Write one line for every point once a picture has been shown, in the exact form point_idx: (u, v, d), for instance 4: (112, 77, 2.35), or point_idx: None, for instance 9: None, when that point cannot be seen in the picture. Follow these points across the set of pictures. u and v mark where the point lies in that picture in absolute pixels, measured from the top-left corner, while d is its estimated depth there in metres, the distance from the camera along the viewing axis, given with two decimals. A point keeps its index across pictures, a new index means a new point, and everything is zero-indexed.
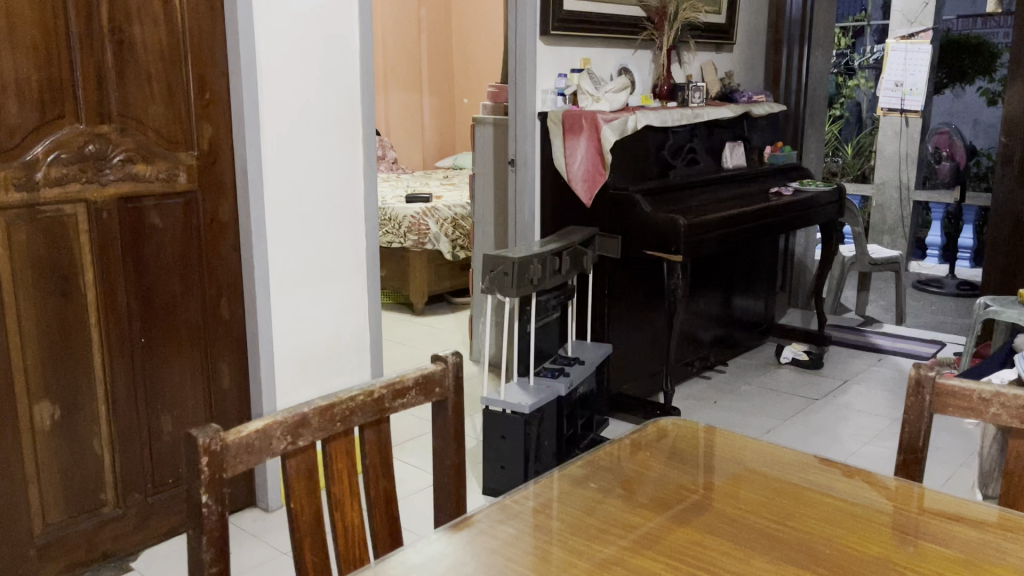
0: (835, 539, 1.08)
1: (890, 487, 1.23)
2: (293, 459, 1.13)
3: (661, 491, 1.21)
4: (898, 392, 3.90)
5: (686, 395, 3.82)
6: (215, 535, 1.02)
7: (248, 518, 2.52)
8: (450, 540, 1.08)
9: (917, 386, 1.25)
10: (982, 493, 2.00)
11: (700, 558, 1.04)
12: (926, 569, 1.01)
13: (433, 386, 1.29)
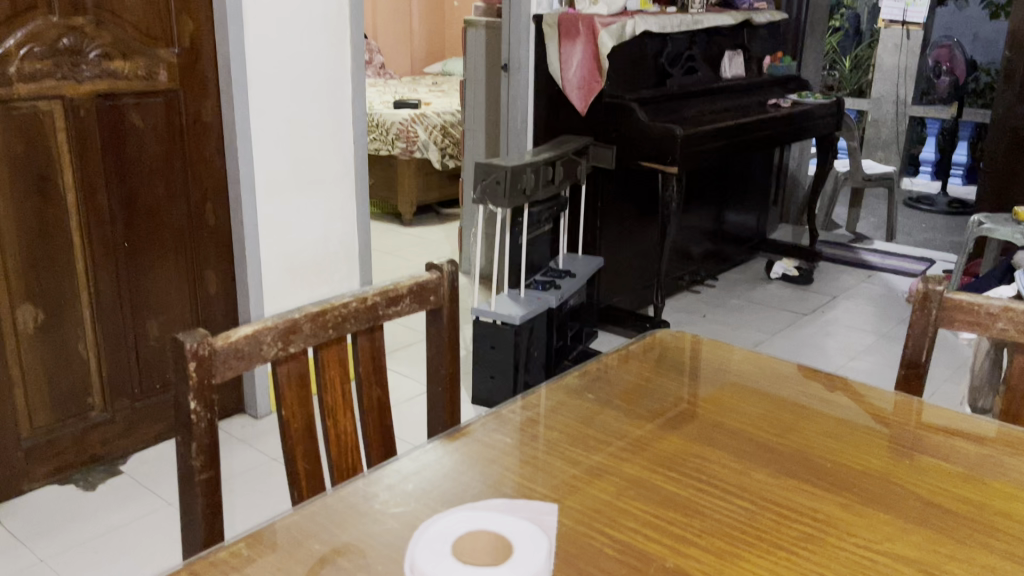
0: (836, 453, 1.07)
1: (889, 401, 1.22)
2: (284, 366, 1.10)
3: (660, 403, 1.20)
4: (886, 308, 3.91)
5: (676, 309, 3.82)
6: (205, 442, 1.00)
7: (237, 424, 2.51)
8: (446, 449, 1.06)
9: (924, 300, 1.22)
10: (971, 407, 2.01)
11: (699, 469, 1.02)
12: (926, 483, 1.00)
13: (428, 295, 1.26)
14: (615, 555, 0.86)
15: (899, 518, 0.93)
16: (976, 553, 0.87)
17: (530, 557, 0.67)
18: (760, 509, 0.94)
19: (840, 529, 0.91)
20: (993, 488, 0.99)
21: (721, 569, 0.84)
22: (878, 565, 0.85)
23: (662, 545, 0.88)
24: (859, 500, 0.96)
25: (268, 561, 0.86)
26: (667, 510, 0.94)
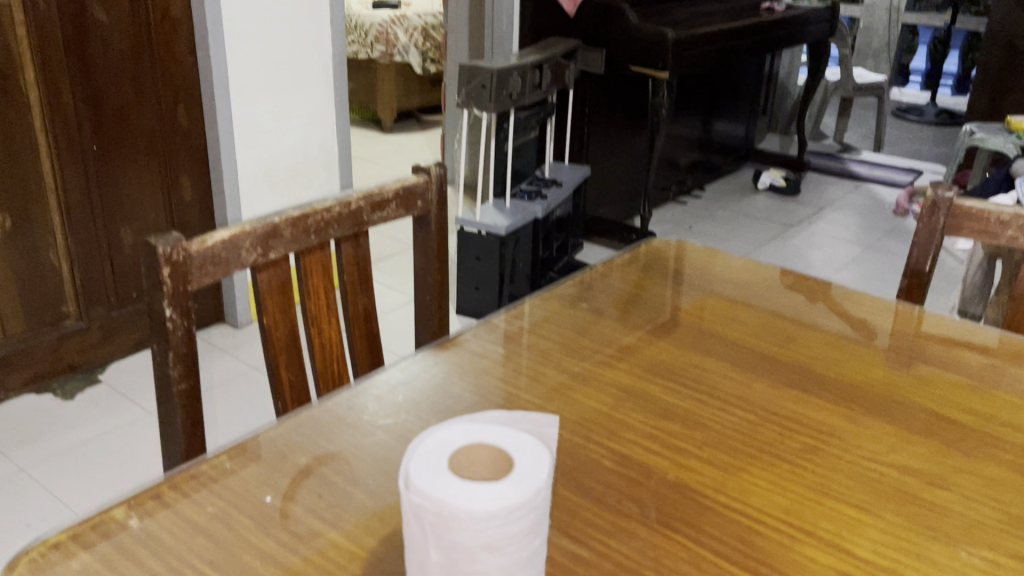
0: (837, 364, 1.04)
1: (890, 310, 1.18)
2: (264, 273, 1.04)
3: (656, 312, 1.16)
4: (872, 220, 3.88)
5: (662, 220, 3.76)
6: (182, 352, 0.95)
7: (217, 334, 2.47)
8: (436, 360, 1.02)
9: (931, 207, 1.18)
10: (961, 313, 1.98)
11: (699, 380, 0.99)
12: (931, 395, 0.97)
13: (415, 200, 1.20)
14: (615, 467, 0.83)
15: (903, 429, 0.90)
16: (982, 465, 0.85)
17: (532, 470, 0.63)
18: (762, 420, 0.91)
19: (844, 441, 0.88)
20: (997, 398, 0.97)
21: (725, 482, 0.81)
22: (883, 477, 0.83)
23: (662, 457, 0.85)
24: (864, 411, 0.93)
25: (253, 473, 0.82)
26: (666, 421, 0.91)
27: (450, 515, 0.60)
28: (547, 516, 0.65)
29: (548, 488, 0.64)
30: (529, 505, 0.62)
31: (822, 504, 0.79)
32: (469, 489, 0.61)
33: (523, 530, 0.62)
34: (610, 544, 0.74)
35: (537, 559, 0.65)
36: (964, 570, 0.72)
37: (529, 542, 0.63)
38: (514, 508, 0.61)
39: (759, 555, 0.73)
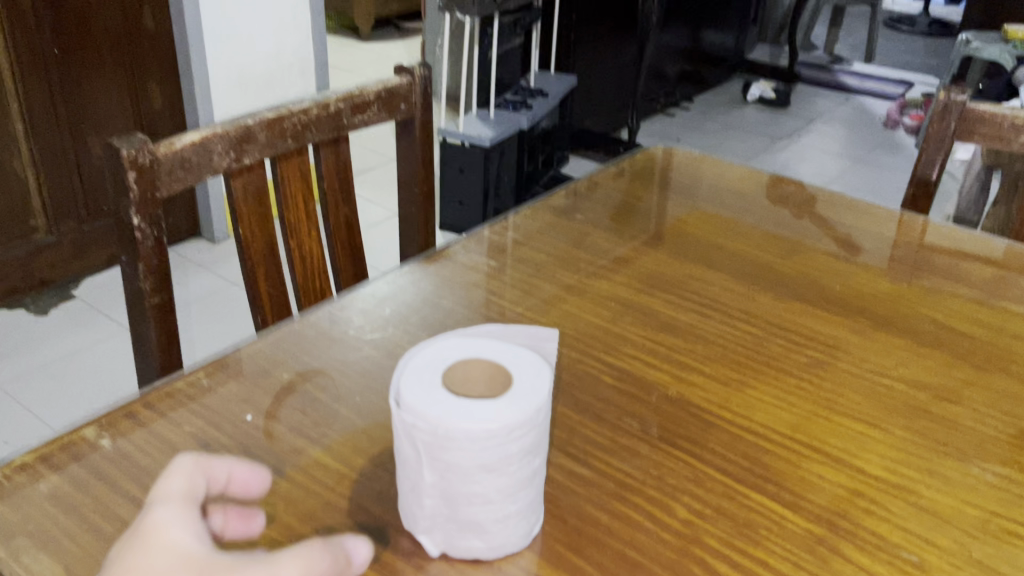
0: (840, 275, 1.00)
1: (893, 220, 1.14)
2: (239, 180, 0.97)
3: (651, 222, 1.11)
4: (861, 133, 3.81)
5: (649, 132, 3.67)
6: (154, 264, 0.89)
7: (193, 248, 2.40)
8: (424, 272, 0.97)
9: (943, 111, 1.13)
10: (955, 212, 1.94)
11: (699, 292, 0.95)
12: (939, 308, 0.93)
13: (398, 103, 1.12)
14: (613, 383, 0.80)
15: (913, 342, 0.87)
16: (994, 378, 0.82)
17: (532, 388, 0.59)
18: (766, 334, 0.88)
19: (853, 355, 0.84)
20: (1005, 311, 0.94)
21: (729, 397, 0.78)
22: (893, 390, 0.80)
23: (663, 371, 0.81)
24: (872, 324, 0.90)
25: (232, 390, 0.77)
26: (668, 335, 0.87)
27: (445, 435, 0.56)
28: (548, 434, 0.62)
29: (550, 406, 0.60)
30: (531, 424, 0.58)
31: (832, 420, 0.76)
32: (465, 408, 0.56)
33: (524, 450, 0.58)
34: (611, 462, 0.70)
35: (539, 478, 0.62)
36: (978, 486, 0.69)
37: (530, 461, 0.60)
38: (514, 427, 0.57)
39: (767, 473, 0.70)
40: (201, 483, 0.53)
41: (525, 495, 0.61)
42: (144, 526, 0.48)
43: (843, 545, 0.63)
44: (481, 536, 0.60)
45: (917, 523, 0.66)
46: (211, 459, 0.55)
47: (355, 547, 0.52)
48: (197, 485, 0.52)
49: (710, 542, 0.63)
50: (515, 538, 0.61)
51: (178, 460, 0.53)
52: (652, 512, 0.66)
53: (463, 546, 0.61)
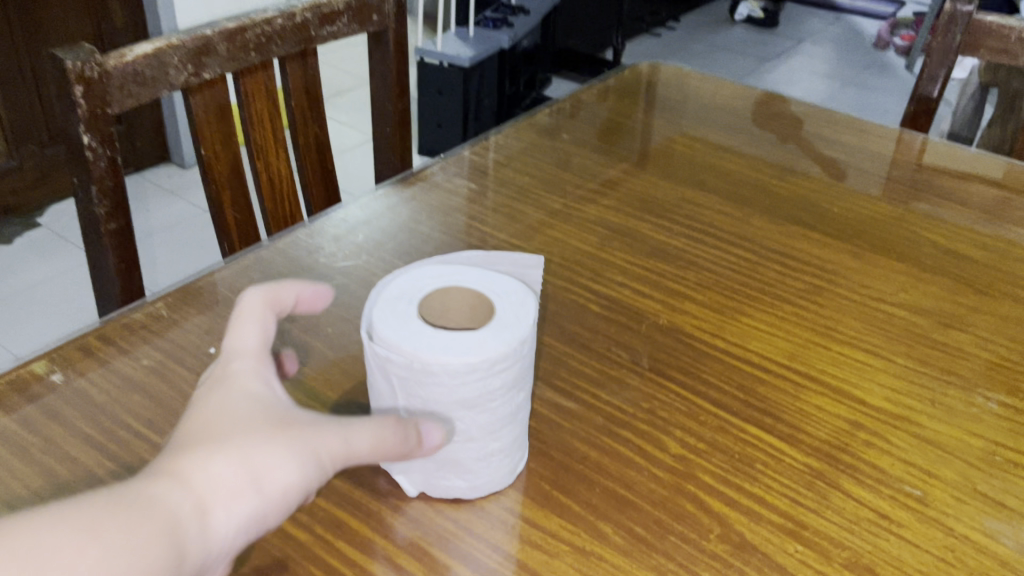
0: (837, 198, 0.95)
1: (892, 137, 1.09)
2: (199, 97, 0.90)
3: (639, 142, 1.05)
4: (850, 54, 3.71)
5: (634, 53, 3.56)
6: (108, 187, 0.83)
7: (163, 174, 2.32)
8: (400, 196, 0.91)
9: (947, 23, 1.07)
10: (950, 129, 1.89)
11: (692, 216, 0.90)
12: (941, 231, 0.89)
13: (368, 14, 1.05)
14: (601, 312, 0.75)
15: (913, 267, 0.83)
16: (998, 303, 0.78)
17: (516, 318, 0.54)
18: (761, 259, 0.83)
19: (851, 281, 0.80)
20: (1008, 234, 0.89)
21: (723, 326, 0.74)
22: (894, 317, 0.76)
23: (653, 299, 0.77)
24: (872, 249, 0.85)
25: (194, 322, 0.72)
26: (658, 261, 0.82)
27: (422, 370, 0.51)
28: (533, 366, 0.57)
29: (536, 337, 0.55)
30: (515, 356, 0.53)
31: (831, 350, 0.72)
32: (444, 341, 0.52)
33: (506, 385, 0.54)
34: (598, 395, 0.66)
35: (523, 414, 0.58)
36: (983, 416, 0.66)
37: (514, 396, 0.55)
38: (497, 360, 0.52)
39: (763, 405, 0.66)
40: (272, 323, 0.53)
41: (509, 432, 0.57)
42: (218, 372, 0.47)
43: (844, 481, 0.60)
44: (461, 475, 0.56)
45: (920, 455, 0.62)
46: (281, 290, 0.55)
47: (429, 432, 0.51)
48: (269, 325, 0.52)
49: (704, 479, 0.60)
50: (497, 477, 0.58)
51: (248, 296, 0.53)
52: (642, 448, 0.62)
53: (442, 486, 0.57)
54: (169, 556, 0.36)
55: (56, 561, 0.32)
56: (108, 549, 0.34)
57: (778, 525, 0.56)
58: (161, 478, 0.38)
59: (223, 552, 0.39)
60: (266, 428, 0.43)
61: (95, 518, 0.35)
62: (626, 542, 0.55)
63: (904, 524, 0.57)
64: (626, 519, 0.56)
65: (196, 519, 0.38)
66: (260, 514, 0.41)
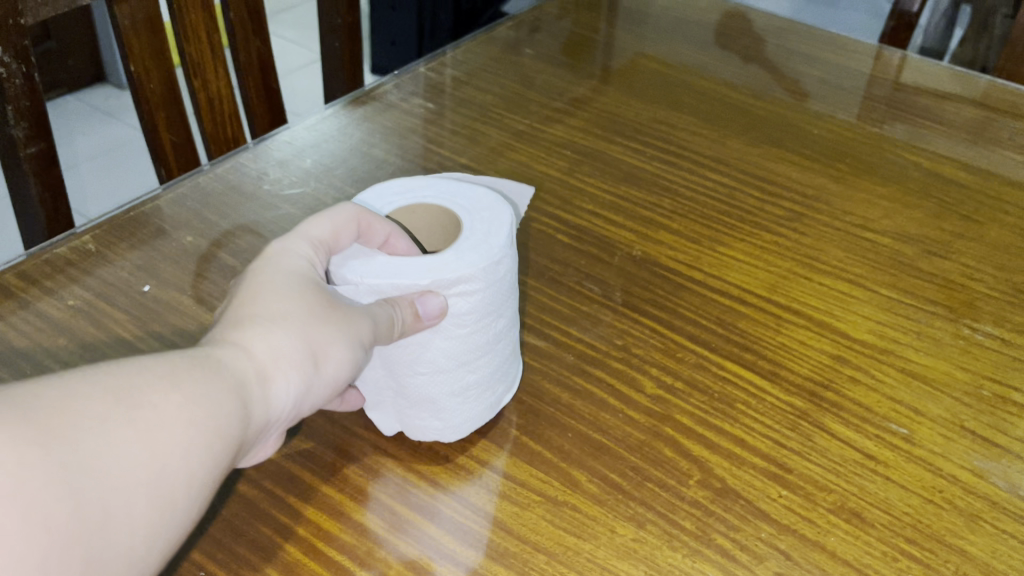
0: (816, 118, 0.90)
1: (870, 54, 1.03)
2: (125, 7, 0.81)
3: (613, 59, 0.99)
4: None
5: None
6: (25, 107, 0.75)
7: (100, 96, 2.19)
8: (351, 117, 0.84)
9: None
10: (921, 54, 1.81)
11: (665, 138, 0.85)
12: (925, 153, 0.85)
13: None
14: (571, 243, 0.70)
15: (897, 192, 0.79)
16: (985, 229, 0.75)
17: (485, 238, 0.50)
18: (738, 183, 0.79)
19: (833, 206, 0.76)
20: (995, 155, 0.85)
21: (700, 257, 0.70)
22: (877, 245, 0.72)
23: (626, 227, 0.72)
24: (854, 172, 0.81)
25: (128, 257, 0.66)
26: (630, 187, 0.77)
27: (374, 293, 0.48)
28: (515, 293, 0.53)
29: (512, 257, 0.51)
30: (483, 278, 0.48)
31: (813, 280, 0.68)
32: (399, 266, 0.48)
33: (476, 311, 0.49)
34: (569, 332, 0.62)
35: (507, 347, 0.53)
36: (971, 349, 0.63)
37: (494, 324, 0.51)
38: (460, 281, 0.48)
39: (743, 341, 0.62)
40: (350, 242, 0.50)
41: (487, 363, 0.52)
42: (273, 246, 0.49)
43: (829, 421, 0.56)
44: (437, 416, 0.52)
45: (908, 391, 0.59)
46: (374, 220, 0.51)
47: (426, 298, 0.47)
48: (343, 242, 0.50)
49: (683, 421, 0.56)
50: (477, 417, 0.53)
51: (343, 208, 0.50)
52: (616, 389, 0.58)
53: (418, 430, 0.53)
54: (241, 412, 0.39)
55: (143, 402, 0.36)
56: (187, 400, 0.37)
57: (762, 469, 0.53)
58: (226, 345, 0.41)
59: (280, 419, 0.42)
60: (318, 306, 0.45)
61: (173, 371, 0.38)
62: (602, 491, 0.51)
63: (892, 465, 0.54)
64: (600, 466, 0.53)
65: (258, 384, 0.41)
66: (312, 388, 0.43)
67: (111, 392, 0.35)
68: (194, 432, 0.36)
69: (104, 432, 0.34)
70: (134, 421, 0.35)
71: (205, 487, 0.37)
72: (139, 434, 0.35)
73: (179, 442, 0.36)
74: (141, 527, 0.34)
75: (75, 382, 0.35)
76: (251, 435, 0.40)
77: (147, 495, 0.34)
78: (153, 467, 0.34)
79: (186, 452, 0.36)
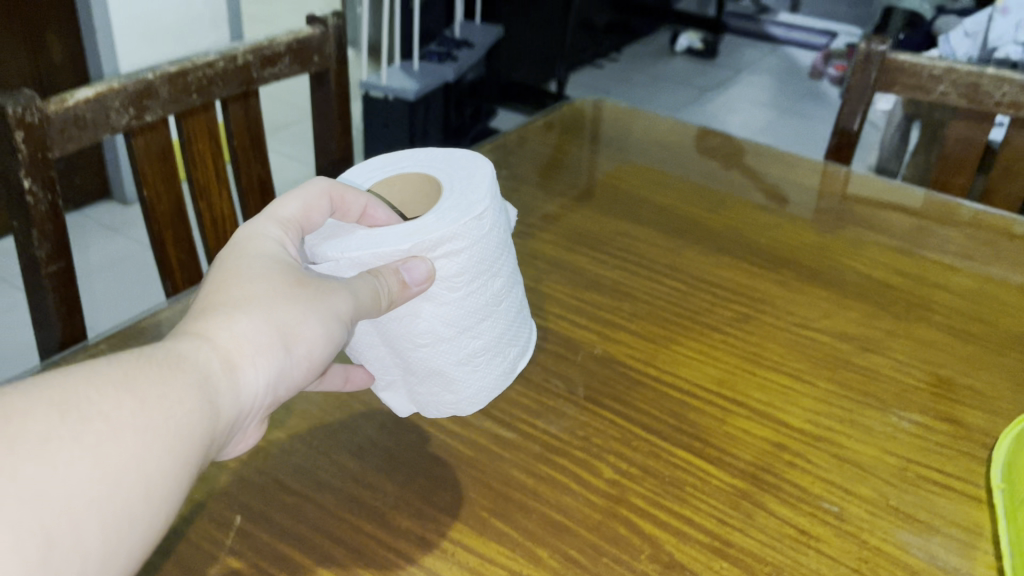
0: (764, 228, 0.99)
1: (817, 170, 1.13)
2: (141, 139, 0.91)
3: (580, 178, 1.08)
4: (787, 82, 3.74)
5: (579, 84, 3.50)
6: (50, 229, 0.83)
7: (104, 212, 2.29)
8: None
9: (865, 61, 1.13)
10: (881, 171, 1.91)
11: (625, 247, 0.94)
12: (865, 258, 0.94)
13: (309, 56, 1.07)
14: (539, 343, 0.78)
15: (836, 294, 0.87)
16: (914, 326, 0.83)
17: (461, 203, 0.59)
18: (692, 289, 0.87)
19: (778, 307, 0.84)
20: (927, 258, 0.94)
21: (656, 355, 0.77)
22: (817, 343, 0.80)
23: (589, 329, 0.80)
24: (796, 276, 0.90)
25: None
26: (593, 293, 0.85)
27: (356, 266, 0.58)
28: (504, 254, 0.63)
29: (493, 213, 0.60)
30: (463, 237, 0.58)
31: (756, 375, 0.75)
32: (383, 237, 0.58)
33: (463, 269, 0.59)
34: (536, 425, 0.69)
35: (503, 309, 0.63)
36: (899, 436, 0.69)
37: (487, 284, 0.61)
38: (441, 241, 0.57)
39: (692, 430, 0.69)
40: (323, 213, 0.64)
41: (485, 324, 0.62)
42: (243, 234, 0.57)
43: (768, 500, 0.63)
44: (450, 388, 0.63)
45: (838, 473, 0.65)
46: (345, 193, 0.65)
47: (412, 265, 0.56)
48: (320, 212, 0.63)
49: (637, 502, 0.62)
50: (488, 384, 0.64)
51: (316, 184, 0.63)
52: (577, 474, 0.64)
53: (435, 406, 0.64)
54: (202, 409, 0.45)
55: (92, 417, 0.40)
56: (140, 404, 0.42)
57: (705, 543, 0.59)
58: (192, 339, 0.48)
59: (252, 402, 0.50)
60: (279, 290, 0.53)
61: (126, 374, 0.43)
62: (561, 565, 0.57)
63: (822, 539, 0.60)
64: (561, 543, 0.59)
65: (226, 373, 0.48)
66: (283, 367, 0.51)
67: (60, 409, 0.39)
68: (150, 442, 0.41)
69: (51, 453, 0.37)
70: (82, 437, 0.39)
71: (160, 498, 0.42)
72: (90, 449, 0.39)
73: (133, 451, 0.40)
74: (93, 547, 0.38)
75: (23, 398, 0.38)
76: (227, 416, 0.48)
77: (96, 515, 0.38)
78: (105, 485, 0.39)
79: (139, 464, 0.40)
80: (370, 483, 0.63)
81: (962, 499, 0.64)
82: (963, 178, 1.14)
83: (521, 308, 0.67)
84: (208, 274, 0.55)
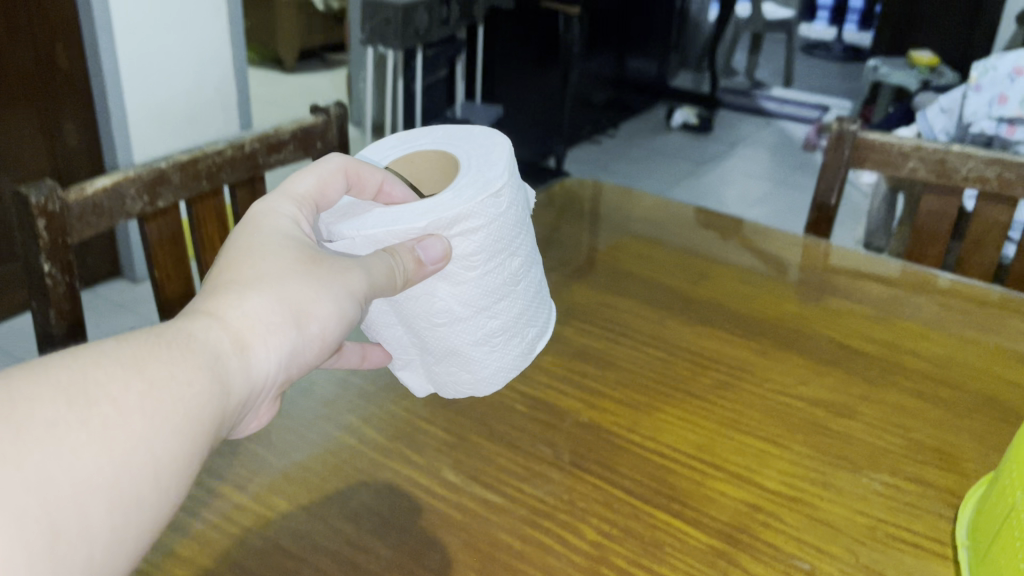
0: (745, 298, 1.04)
1: (799, 243, 1.18)
2: (153, 223, 0.96)
3: (571, 253, 1.14)
4: (781, 154, 3.84)
5: (577, 160, 3.60)
6: (66, 308, 0.89)
7: (113, 289, 2.36)
8: None
9: (837, 142, 1.19)
10: (869, 245, 1.97)
11: (612, 319, 0.98)
12: (841, 327, 0.98)
13: (312, 142, 1.14)
14: (527, 411, 0.82)
15: (812, 362, 0.91)
16: (884, 392, 0.86)
17: (480, 183, 0.66)
18: (674, 358, 0.91)
19: (756, 375, 0.89)
20: (900, 325, 0.99)
21: (638, 421, 0.81)
22: (792, 409, 0.83)
23: (575, 398, 0.84)
24: (774, 344, 0.94)
25: None
26: (579, 362, 0.90)
27: (374, 244, 0.64)
28: (522, 234, 0.69)
29: (511, 193, 0.67)
30: (478, 217, 0.64)
31: (735, 440, 0.79)
32: (401, 218, 0.65)
33: (479, 248, 0.65)
34: (522, 489, 0.72)
35: (520, 290, 0.70)
36: (869, 497, 0.72)
37: (506, 264, 0.68)
38: (457, 220, 0.64)
39: (671, 492, 0.72)
40: (339, 189, 0.70)
41: (500, 301, 0.69)
42: (255, 215, 0.61)
43: (743, 560, 0.66)
44: (467, 366, 0.71)
45: (809, 533, 0.68)
46: (365, 170, 0.72)
47: (427, 245, 0.63)
48: (336, 187, 0.69)
49: (617, 562, 0.65)
50: (508, 363, 0.72)
51: (333, 162, 0.70)
52: (561, 535, 0.68)
53: (455, 384, 0.73)
54: (211, 388, 0.47)
55: (98, 399, 0.41)
56: (147, 385, 0.43)
57: None
58: (203, 320, 0.50)
59: (264, 378, 0.53)
60: (289, 271, 0.56)
61: (134, 356, 0.45)
62: None
63: None
64: None
65: (238, 350, 0.51)
66: (295, 345, 0.54)
67: (66, 395, 0.40)
68: (156, 424, 0.43)
69: (58, 436, 0.39)
70: (88, 421, 0.40)
71: (165, 481, 0.43)
72: (97, 430, 0.40)
73: (139, 432, 0.42)
74: (99, 527, 0.40)
75: (30, 383, 0.40)
76: (240, 391, 0.50)
77: (100, 496, 0.40)
78: (112, 466, 0.40)
79: (146, 444, 0.42)
80: (364, 546, 0.67)
81: (929, 557, 0.67)
82: (936, 249, 1.19)
83: (541, 290, 0.74)
84: (220, 256, 0.57)
